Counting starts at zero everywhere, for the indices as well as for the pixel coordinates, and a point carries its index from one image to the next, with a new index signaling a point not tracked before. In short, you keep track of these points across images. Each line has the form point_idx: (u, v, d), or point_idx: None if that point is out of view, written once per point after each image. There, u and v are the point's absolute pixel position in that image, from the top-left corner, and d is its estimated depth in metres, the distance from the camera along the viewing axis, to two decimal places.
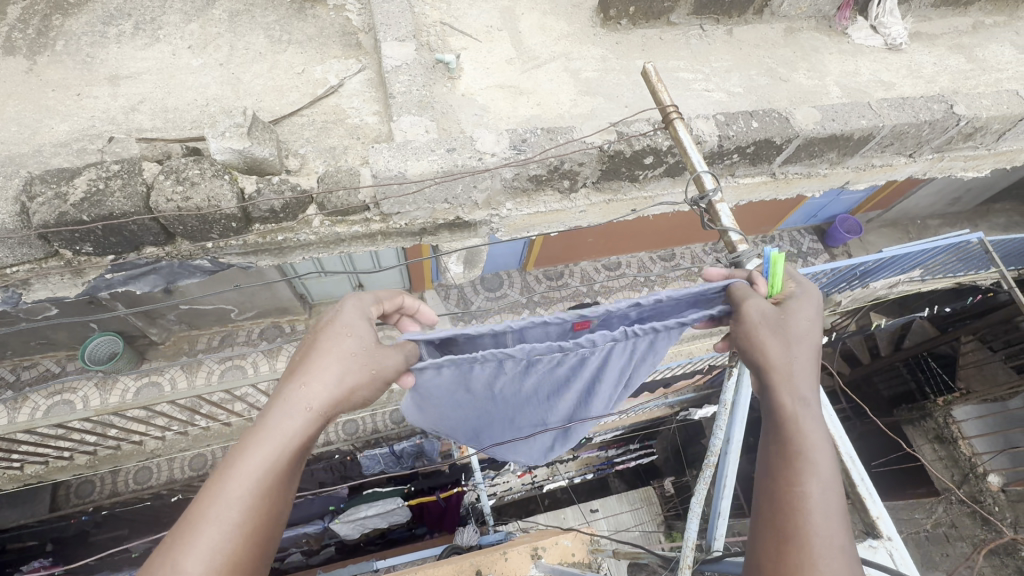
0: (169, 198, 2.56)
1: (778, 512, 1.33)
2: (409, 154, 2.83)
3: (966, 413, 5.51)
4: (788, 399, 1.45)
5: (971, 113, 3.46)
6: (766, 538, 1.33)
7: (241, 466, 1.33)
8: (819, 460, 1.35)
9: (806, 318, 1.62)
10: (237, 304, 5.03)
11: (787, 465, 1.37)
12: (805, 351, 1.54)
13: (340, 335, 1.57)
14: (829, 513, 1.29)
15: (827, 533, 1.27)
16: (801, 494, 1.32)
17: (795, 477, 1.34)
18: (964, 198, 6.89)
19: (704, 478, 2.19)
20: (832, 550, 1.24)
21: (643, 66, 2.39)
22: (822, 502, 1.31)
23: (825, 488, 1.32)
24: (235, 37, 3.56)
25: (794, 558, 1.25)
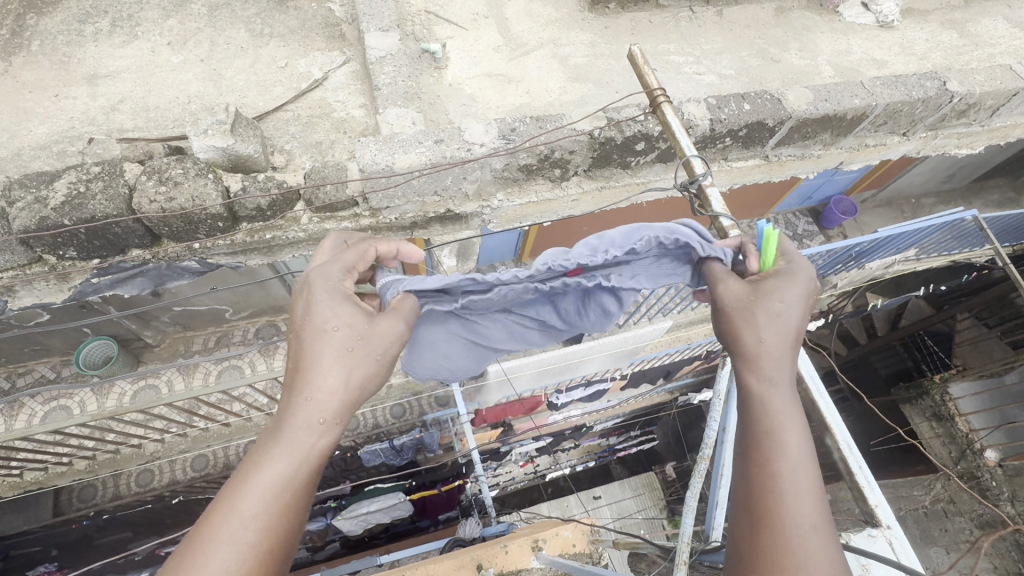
0: (152, 199, 2.51)
1: (751, 498, 1.29)
2: (397, 147, 2.78)
3: (961, 390, 5.55)
4: (756, 382, 1.45)
5: (964, 89, 3.42)
6: (738, 521, 1.30)
7: (263, 478, 1.35)
8: (791, 440, 1.33)
9: (798, 297, 1.56)
10: (231, 304, 4.99)
11: (757, 448, 1.35)
12: (785, 330, 1.52)
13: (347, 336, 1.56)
14: (801, 495, 1.26)
15: (798, 515, 1.23)
16: (772, 475, 1.29)
17: (765, 458, 1.32)
18: (958, 175, 6.86)
19: (699, 470, 2.19)
20: (802, 530, 1.21)
21: (628, 50, 2.35)
22: (794, 483, 1.27)
23: (796, 469, 1.29)
24: (216, 32, 3.48)
25: (765, 539, 1.22)
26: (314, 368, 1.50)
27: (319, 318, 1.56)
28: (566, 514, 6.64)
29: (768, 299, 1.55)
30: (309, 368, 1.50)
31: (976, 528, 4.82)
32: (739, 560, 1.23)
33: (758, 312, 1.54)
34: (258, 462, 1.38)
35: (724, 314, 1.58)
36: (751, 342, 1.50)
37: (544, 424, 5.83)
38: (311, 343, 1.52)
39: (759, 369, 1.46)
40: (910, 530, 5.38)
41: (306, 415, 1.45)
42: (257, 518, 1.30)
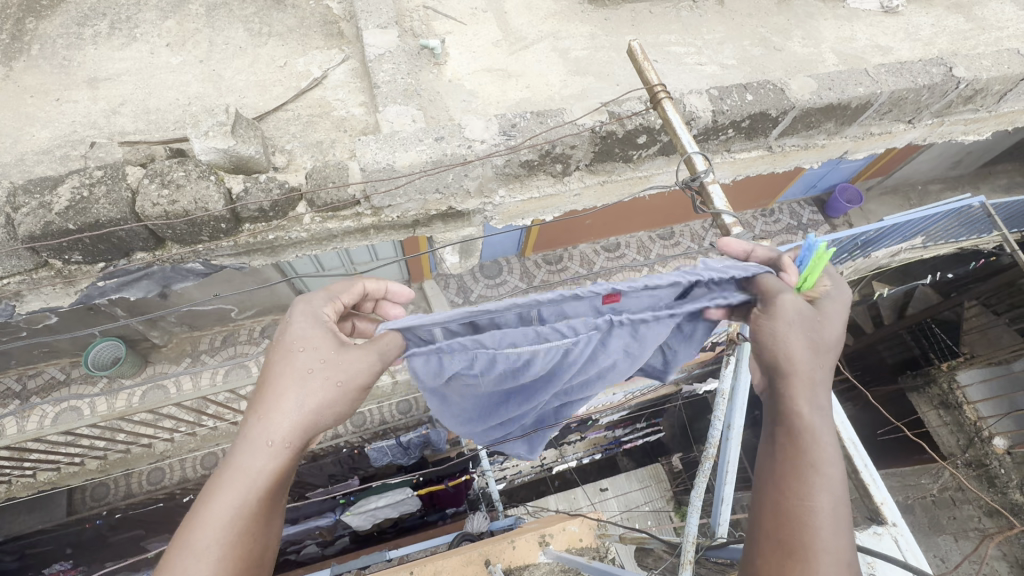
0: (155, 203, 2.52)
1: (783, 527, 1.31)
2: (397, 145, 2.77)
3: (970, 378, 5.53)
4: (805, 409, 1.39)
5: (971, 75, 3.37)
6: (770, 548, 1.32)
7: (221, 495, 1.38)
8: (831, 475, 1.33)
9: (840, 324, 1.57)
10: (236, 304, 5.01)
11: (796, 479, 1.33)
12: (827, 356, 1.48)
13: (296, 355, 1.50)
14: (839, 532, 1.28)
15: (829, 550, 1.27)
16: (814, 510, 1.30)
17: (806, 491, 1.32)
18: (965, 161, 6.78)
19: (704, 469, 2.17)
20: (838, 566, 1.25)
21: (628, 43, 2.32)
22: (832, 518, 1.29)
23: (835, 506, 1.30)
24: (214, 33, 3.48)
25: (799, 572, 1.25)
26: (278, 390, 1.47)
27: (289, 342, 1.52)
28: (573, 507, 6.66)
29: (812, 324, 1.47)
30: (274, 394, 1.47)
31: (984, 516, 4.81)
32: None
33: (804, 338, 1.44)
34: (219, 485, 1.39)
35: (782, 329, 1.42)
36: (791, 368, 1.42)
37: None
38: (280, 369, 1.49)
39: (805, 395, 1.40)
40: (918, 518, 5.38)
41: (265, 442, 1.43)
42: (219, 546, 1.34)
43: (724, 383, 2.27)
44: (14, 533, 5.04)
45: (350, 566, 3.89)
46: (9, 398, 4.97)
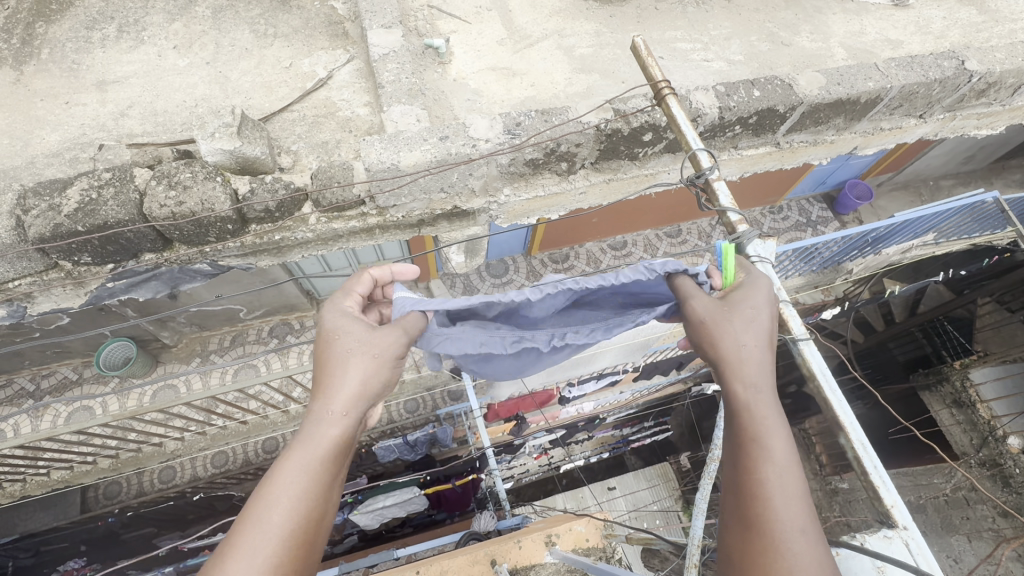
0: (163, 204, 2.54)
1: (738, 505, 1.33)
2: (401, 145, 2.75)
3: (984, 375, 5.43)
4: (741, 389, 1.46)
5: (983, 68, 3.32)
6: (734, 528, 1.32)
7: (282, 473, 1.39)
8: (775, 444, 1.36)
9: (762, 302, 1.62)
10: (245, 304, 5.05)
11: (743, 456, 1.38)
12: (765, 339, 1.57)
13: (334, 339, 1.62)
14: (791, 498, 1.28)
15: (785, 518, 1.27)
16: (761, 481, 1.32)
17: (753, 465, 1.35)
18: (978, 156, 6.67)
19: (709, 472, 2.11)
20: (794, 534, 1.24)
21: (631, 40, 2.30)
22: (782, 485, 1.30)
23: (781, 475, 1.31)
24: (220, 35, 3.50)
25: (754, 544, 1.25)
26: (336, 380, 1.54)
27: (340, 337, 1.63)
28: (580, 506, 6.64)
29: (737, 311, 1.58)
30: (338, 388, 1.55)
31: (999, 517, 4.73)
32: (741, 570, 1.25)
33: (728, 324, 1.56)
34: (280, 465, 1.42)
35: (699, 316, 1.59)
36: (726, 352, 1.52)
37: (557, 417, 5.82)
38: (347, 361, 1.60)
39: (737, 376, 1.48)
40: (930, 517, 5.31)
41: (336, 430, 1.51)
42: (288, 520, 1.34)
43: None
44: (29, 530, 5.11)
45: (359, 564, 3.91)
46: (23, 397, 5.04)
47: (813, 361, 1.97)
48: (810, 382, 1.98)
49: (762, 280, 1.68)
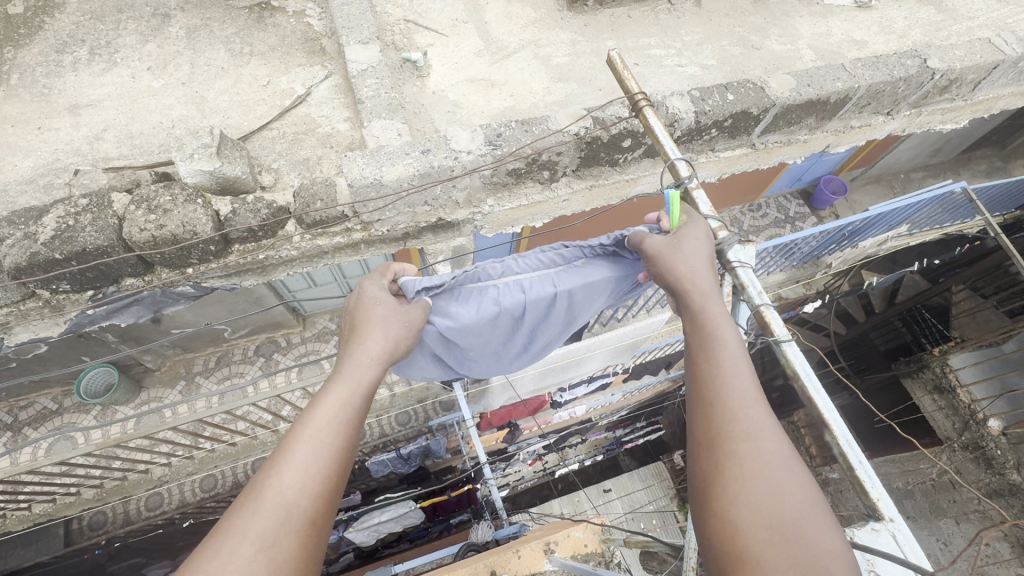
0: (143, 228, 2.50)
1: (698, 390, 1.36)
2: (384, 160, 2.74)
3: (962, 361, 5.61)
4: (696, 297, 1.58)
5: (945, 65, 3.44)
6: (694, 412, 1.34)
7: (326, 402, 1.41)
8: (731, 339, 1.44)
9: (704, 235, 1.78)
10: (230, 324, 4.98)
11: (698, 347, 1.45)
12: (713, 269, 1.70)
13: (370, 305, 1.77)
14: (743, 376, 1.34)
15: (742, 391, 1.31)
16: (717, 367, 1.37)
17: (708, 353, 1.41)
18: (945, 148, 6.89)
19: None
20: (750, 402, 1.29)
21: (607, 54, 2.35)
22: (734, 368, 1.36)
23: (734, 357, 1.39)
24: (195, 54, 3.47)
25: (720, 416, 1.27)
26: (369, 332, 1.67)
27: (363, 300, 1.78)
28: (577, 510, 6.62)
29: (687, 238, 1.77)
30: (351, 344, 1.64)
31: (985, 498, 4.85)
32: (703, 441, 1.27)
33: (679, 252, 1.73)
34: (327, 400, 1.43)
35: (658, 257, 1.75)
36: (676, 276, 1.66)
37: (551, 421, 5.84)
38: (359, 323, 1.71)
39: (692, 292, 1.60)
40: (919, 502, 5.41)
41: (348, 377, 1.51)
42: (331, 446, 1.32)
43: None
44: (11, 567, 4.94)
45: None
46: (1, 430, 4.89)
47: (795, 359, 1.83)
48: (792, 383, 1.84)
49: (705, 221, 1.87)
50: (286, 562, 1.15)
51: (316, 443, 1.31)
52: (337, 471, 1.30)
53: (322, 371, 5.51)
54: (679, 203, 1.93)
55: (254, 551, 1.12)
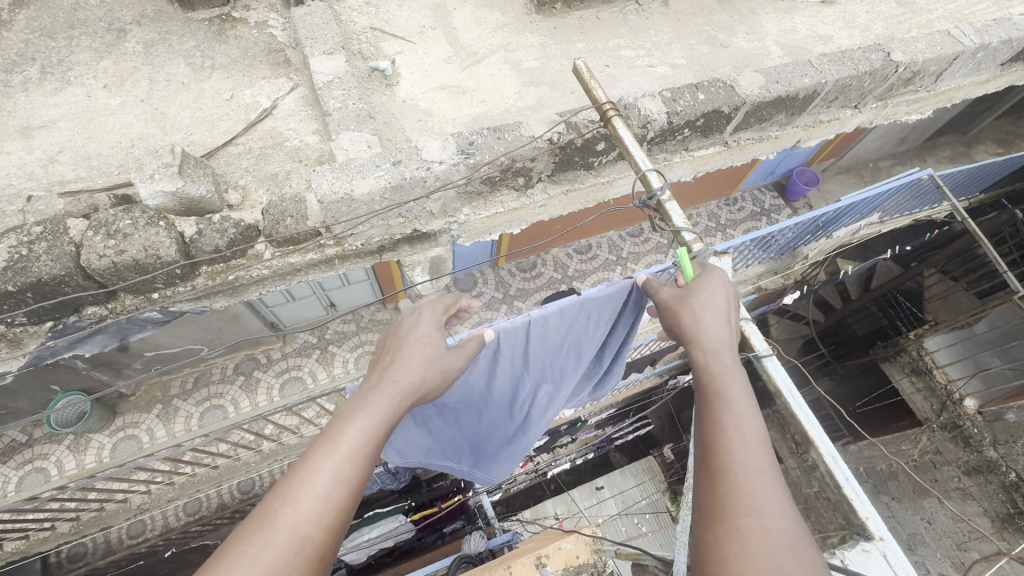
0: (101, 254, 2.40)
1: (706, 457, 1.37)
2: (353, 173, 2.66)
3: (936, 344, 5.80)
4: (705, 354, 1.61)
5: (908, 58, 3.50)
6: (703, 479, 1.34)
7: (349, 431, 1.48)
8: (737, 400, 1.47)
9: (722, 288, 1.78)
10: (206, 344, 4.84)
11: (707, 410, 1.47)
12: (728, 323, 1.71)
13: (416, 343, 1.91)
14: (751, 444, 1.35)
15: (750, 460, 1.32)
16: (723, 431, 1.39)
17: (717, 416, 1.44)
18: (911, 137, 7.05)
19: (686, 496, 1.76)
20: (756, 473, 1.29)
21: (574, 63, 2.32)
22: (742, 433, 1.38)
23: (742, 422, 1.40)
24: (154, 70, 3.35)
25: (725, 482, 1.28)
26: (404, 368, 1.79)
27: (411, 336, 1.94)
28: (571, 512, 6.59)
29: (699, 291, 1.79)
30: (381, 380, 1.74)
31: (965, 475, 4.94)
32: (707, 510, 1.27)
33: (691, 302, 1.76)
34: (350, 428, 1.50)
35: (670, 308, 1.80)
36: (687, 326, 1.70)
37: None
38: (395, 361, 1.83)
39: (700, 345, 1.63)
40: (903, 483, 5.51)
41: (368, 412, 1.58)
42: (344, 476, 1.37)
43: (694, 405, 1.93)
44: None
45: None
46: None
47: (778, 376, 2.00)
48: (777, 399, 2.01)
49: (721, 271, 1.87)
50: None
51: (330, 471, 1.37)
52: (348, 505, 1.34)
53: (305, 388, 5.39)
54: (689, 263, 1.93)
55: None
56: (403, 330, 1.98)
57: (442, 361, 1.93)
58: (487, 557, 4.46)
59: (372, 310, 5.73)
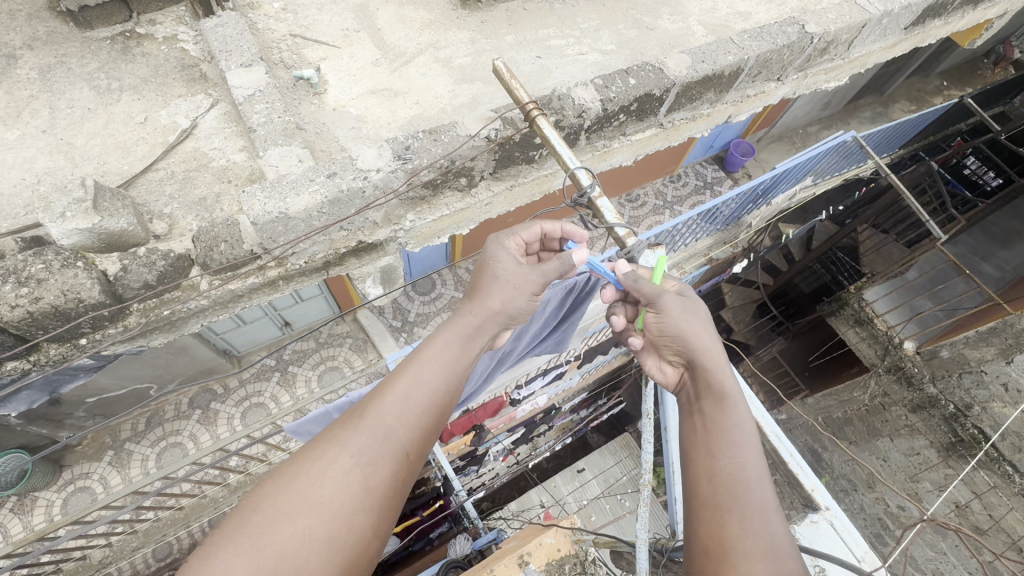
0: (14, 304, 2.20)
1: (710, 492, 1.40)
2: (287, 190, 2.54)
3: (874, 294, 6.21)
4: (724, 374, 1.67)
5: (821, 29, 3.67)
6: (703, 512, 1.38)
7: (419, 355, 1.70)
8: (744, 429, 1.51)
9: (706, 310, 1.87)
10: (155, 380, 4.56)
11: (719, 440, 1.49)
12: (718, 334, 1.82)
13: (490, 270, 2.00)
14: (759, 480, 1.41)
15: (765, 500, 1.38)
16: (739, 465, 1.43)
17: (733, 450, 1.46)
18: (833, 101, 7.45)
19: (644, 500, 1.98)
20: (770, 514, 1.36)
21: (492, 64, 2.26)
22: (756, 471, 1.42)
23: (755, 459, 1.45)
24: (54, 97, 3.09)
25: (736, 519, 1.34)
26: (477, 298, 1.91)
27: (486, 268, 2.02)
28: (555, 498, 6.67)
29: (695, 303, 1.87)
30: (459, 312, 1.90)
31: (911, 413, 5.28)
32: (710, 550, 1.32)
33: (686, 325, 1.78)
34: (424, 353, 1.70)
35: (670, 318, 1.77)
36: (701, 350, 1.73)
37: (513, 417, 5.80)
38: (472, 294, 1.95)
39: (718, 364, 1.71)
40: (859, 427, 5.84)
41: (440, 342, 1.75)
42: (410, 398, 1.57)
43: (645, 409, 2.08)
44: None
45: None
46: None
47: None
48: None
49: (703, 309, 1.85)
50: (376, 480, 1.43)
51: (398, 387, 1.58)
52: (417, 425, 1.54)
53: (269, 413, 5.18)
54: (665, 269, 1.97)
55: (355, 463, 1.42)
56: (485, 266, 2.04)
57: (521, 283, 1.96)
58: (475, 557, 4.45)
59: (330, 324, 5.57)
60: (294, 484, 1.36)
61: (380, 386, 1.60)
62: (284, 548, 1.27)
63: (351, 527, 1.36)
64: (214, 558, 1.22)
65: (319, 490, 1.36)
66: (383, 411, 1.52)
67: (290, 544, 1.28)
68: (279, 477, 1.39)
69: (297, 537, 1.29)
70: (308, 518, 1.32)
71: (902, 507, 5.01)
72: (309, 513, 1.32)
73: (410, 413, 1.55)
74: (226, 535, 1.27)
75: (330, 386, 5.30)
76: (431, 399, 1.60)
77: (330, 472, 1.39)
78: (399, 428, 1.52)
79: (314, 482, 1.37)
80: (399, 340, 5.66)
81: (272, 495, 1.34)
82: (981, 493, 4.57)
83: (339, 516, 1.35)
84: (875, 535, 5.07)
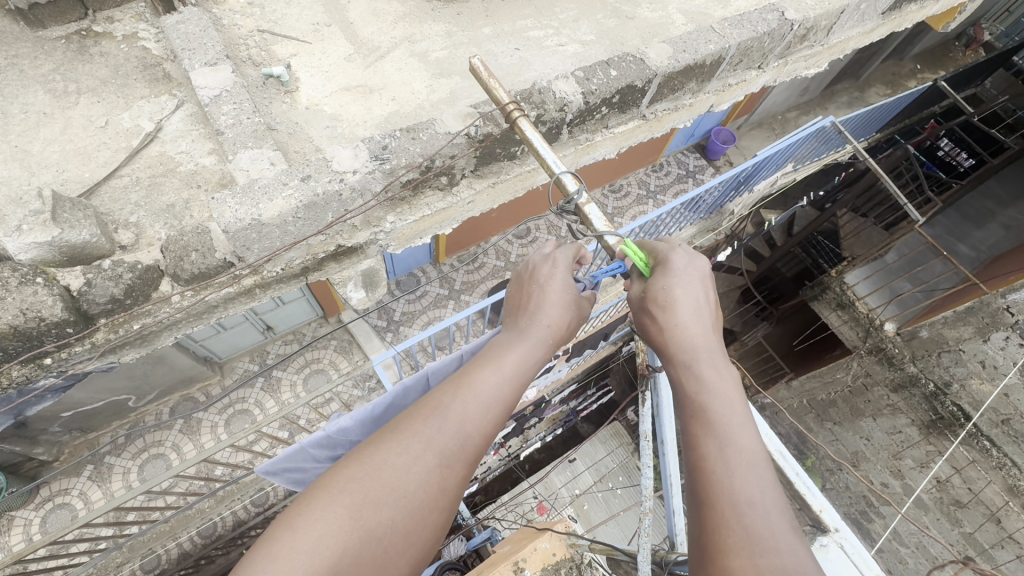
0: None
1: (692, 483, 1.36)
2: (259, 196, 2.43)
3: (855, 277, 6.31)
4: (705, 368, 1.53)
5: (800, 16, 3.64)
6: (693, 510, 1.33)
7: (499, 361, 1.62)
8: (725, 418, 1.42)
9: (694, 292, 1.69)
10: (133, 392, 4.41)
11: (691, 431, 1.44)
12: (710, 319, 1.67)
13: (553, 284, 1.85)
14: (740, 474, 1.31)
15: (736, 492, 1.28)
16: (702, 457, 1.36)
17: (698, 440, 1.40)
18: (811, 87, 7.49)
19: (645, 526, 1.93)
20: (741, 508, 1.26)
21: (469, 62, 2.19)
22: (739, 466, 1.32)
23: (731, 452, 1.35)
24: (6, 101, 2.91)
25: (713, 512, 1.27)
26: (541, 310, 1.79)
27: (552, 282, 1.86)
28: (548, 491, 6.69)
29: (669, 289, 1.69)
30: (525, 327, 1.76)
31: (892, 393, 5.35)
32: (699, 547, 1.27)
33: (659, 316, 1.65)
34: (503, 358, 1.64)
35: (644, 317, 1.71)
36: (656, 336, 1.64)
37: None
38: (532, 306, 1.81)
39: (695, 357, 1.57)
40: None
41: (517, 351, 1.67)
42: (492, 405, 1.50)
43: (644, 426, 2.10)
44: None
45: None
46: None
47: None
48: None
49: (689, 294, 1.67)
50: (450, 483, 1.37)
51: (484, 393, 1.52)
52: (493, 432, 1.47)
53: (254, 420, 5.07)
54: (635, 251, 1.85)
55: (435, 461, 1.36)
56: (544, 273, 1.89)
57: (578, 309, 1.89)
58: (469, 557, 4.42)
59: (313, 327, 5.45)
60: (377, 474, 1.30)
61: (458, 385, 1.52)
62: (370, 534, 1.22)
63: (424, 525, 1.30)
64: (301, 529, 1.18)
65: (402, 483, 1.30)
66: (464, 415, 1.45)
67: (377, 530, 1.24)
68: (360, 461, 1.33)
69: (379, 529, 1.24)
70: (393, 508, 1.27)
71: (885, 484, 5.12)
72: (394, 503, 1.27)
73: (485, 420, 1.48)
74: (303, 516, 1.21)
75: (315, 390, 5.19)
76: (506, 410, 1.53)
77: (412, 467, 1.33)
78: (477, 434, 1.45)
79: (394, 473, 1.31)
80: (385, 340, 5.58)
81: (362, 478, 1.29)
82: (960, 468, 4.64)
83: (417, 511, 1.30)
84: (860, 512, 5.20)
